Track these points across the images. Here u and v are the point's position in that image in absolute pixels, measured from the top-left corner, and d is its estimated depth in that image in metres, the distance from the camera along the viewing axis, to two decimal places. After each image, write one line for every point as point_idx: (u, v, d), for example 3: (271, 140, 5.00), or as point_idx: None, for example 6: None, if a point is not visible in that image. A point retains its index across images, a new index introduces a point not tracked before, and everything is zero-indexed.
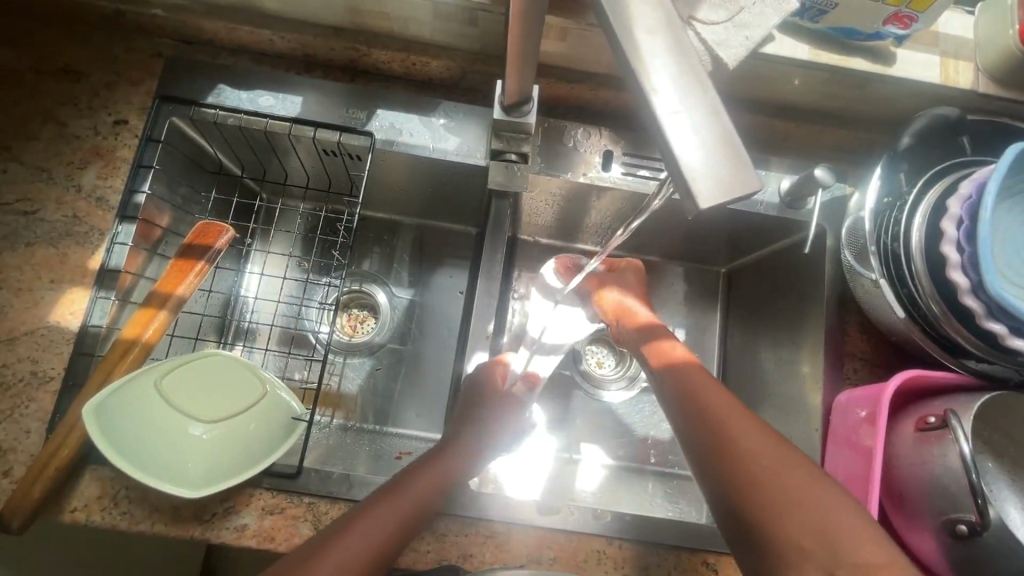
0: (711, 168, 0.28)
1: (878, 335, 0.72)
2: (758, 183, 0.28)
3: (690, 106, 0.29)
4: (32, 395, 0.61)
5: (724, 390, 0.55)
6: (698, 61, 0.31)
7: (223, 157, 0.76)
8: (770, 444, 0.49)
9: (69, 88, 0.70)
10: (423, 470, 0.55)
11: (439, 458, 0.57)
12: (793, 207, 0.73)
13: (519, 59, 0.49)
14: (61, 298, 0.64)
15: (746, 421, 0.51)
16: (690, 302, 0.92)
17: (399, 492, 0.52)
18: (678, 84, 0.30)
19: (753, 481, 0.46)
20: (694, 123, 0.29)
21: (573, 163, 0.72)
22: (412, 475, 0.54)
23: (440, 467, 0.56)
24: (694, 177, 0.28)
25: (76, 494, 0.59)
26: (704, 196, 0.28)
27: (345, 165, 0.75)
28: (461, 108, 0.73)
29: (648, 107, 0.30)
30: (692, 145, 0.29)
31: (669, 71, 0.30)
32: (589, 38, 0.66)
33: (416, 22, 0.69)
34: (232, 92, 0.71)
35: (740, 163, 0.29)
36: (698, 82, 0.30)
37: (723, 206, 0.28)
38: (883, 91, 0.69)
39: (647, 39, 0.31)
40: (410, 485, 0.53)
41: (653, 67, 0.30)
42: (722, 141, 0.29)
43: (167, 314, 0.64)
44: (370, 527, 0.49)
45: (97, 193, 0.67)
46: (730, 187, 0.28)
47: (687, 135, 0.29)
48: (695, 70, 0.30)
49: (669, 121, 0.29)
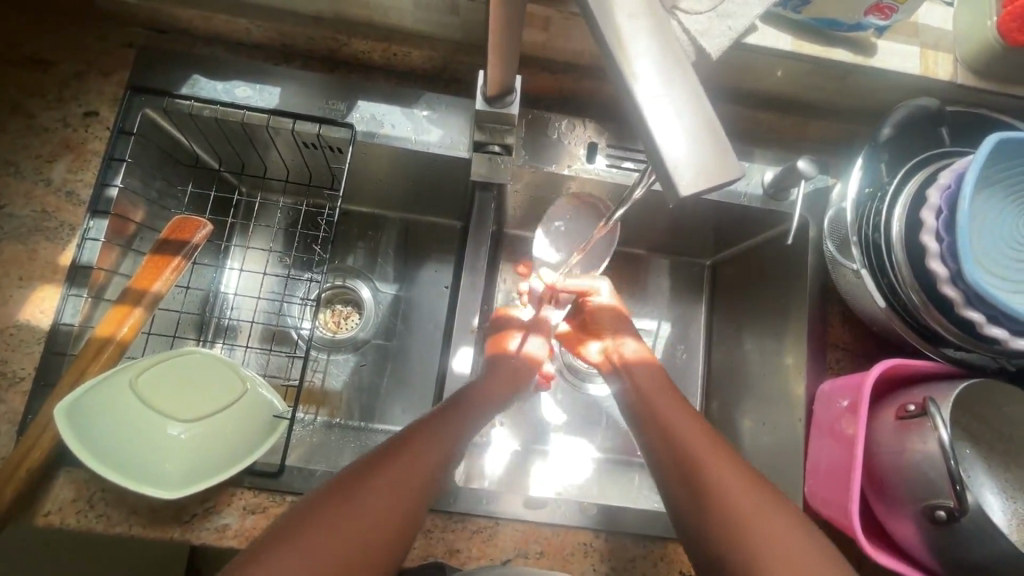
0: (693, 154, 0.28)
1: (860, 326, 0.72)
2: (739, 169, 0.28)
3: (672, 93, 0.29)
4: (2, 396, 0.59)
5: (696, 420, 0.55)
6: (679, 47, 0.30)
7: (200, 149, 0.74)
8: (736, 469, 0.49)
9: (37, 78, 0.68)
10: (408, 443, 0.50)
11: (429, 430, 0.52)
12: (776, 198, 0.73)
13: (500, 48, 0.49)
14: (31, 296, 0.62)
15: (712, 442, 0.52)
16: (675, 295, 0.92)
17: (386, 466, 0.48)
18: (660, 69, 0.29)
19: (732, 518, 0.46)
20: (676, 110, 0.28)
21: (558, 155, 0.71)
22: (400, 450, 0.50)
23: (435, 442, 0.51)
24: (675, 165, 0.28)
25: (50, 497, 0.57)
26: (686, 182, 0.28)
27: (325, 158, 0.74)
28: (444, 99, 0.72)
29: (630, 92, 0.29)
30: (673, 133, 0.28)
31: (651, 55, 0.29)
32: (572, 27, 0.65)
33: (397, 11, 0.68)
34: (207, 83, 0.69)
35: (722, 150, 0.28)
36: (678, 68, 0.29)
37: (704, 194, 0.28)
38: (865, 82, 0.69)
39: (627, 20, 0.30)
40: (387, 468, 0.47)
41: (634, 53, 0.30)
42: (704, 129, 0.28)
43: (143, 311, 0.63)
44: (365, 514, 0.44)
45: (67, 187, 0.65)
46: (713, 173, 0.28)
47: (668, 121, 0.28)
48: (678, 57, 0.30)
49: (650, 107, 0.28)
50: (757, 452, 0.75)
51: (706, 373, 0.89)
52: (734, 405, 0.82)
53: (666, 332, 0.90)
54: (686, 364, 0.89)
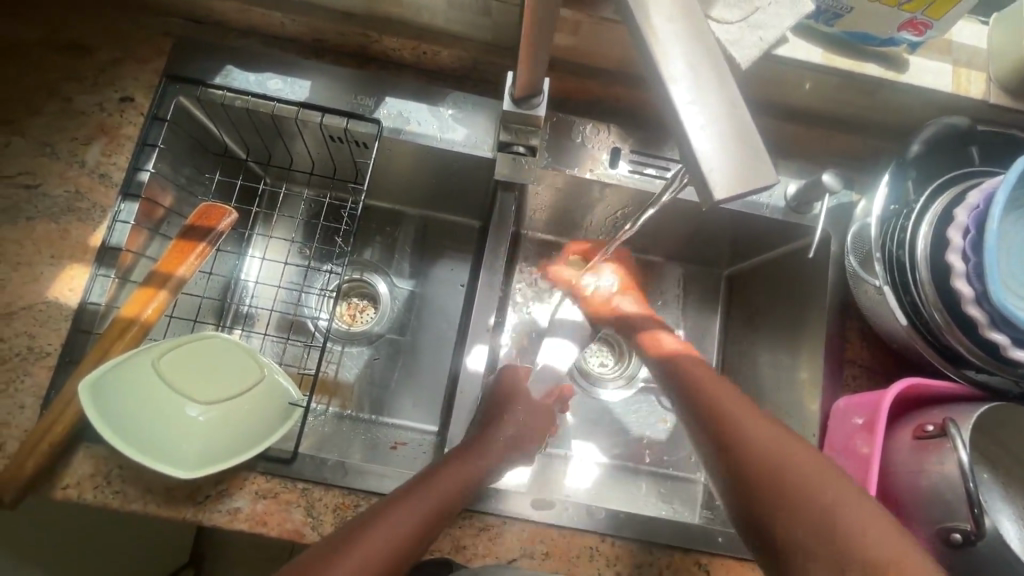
0: (726, 159, 0.28)
1: (879, 344, 0.71)
2: (774, 176, 0.28)
3: (708, 98, 0.29)
4: (27, 369, 0.61)
5: (736, 396, 0.58)
6: (714, 51, 0.30)
7: (229, 139, 0.76)
8: (769, 432, 0.51)
9: (76, 64, 0.70)
10: (430, 476, 0.56)
11: (429, 482, 0.55)
12: (799, 211, 0.73)
13: (532, 50, 0.49)
14: (61, 274, 0.63)
15: (750, 411, 0.55)
16: (691, 303, 0.91)
17: (412, 499, 0.53)
18: (695, 74, 0.30)
19: (760, 479, 0.48)
20: (710, 115, 0.29)
21: (580, 158, 0.71)
22: (410, 493, 0.54)
23: (439, 482, 0.55)
24: (709, 169, 0.28)
25: (69, 471, 0.59)
26: (720, 186, 0.28)
27: (350, 152, 0.75)
28: (470, 99, 0.73)
29: (666, 96, 0.29)
30: (707, 138, 0.28)
31: (686, 60, 0.30)
32: (603, 32, 0.65)
33: (429, 10, 0.69)
34: (240, 74, 0.70)
35: (757, 155, 0.28)
36: (714, 73, 0.30)
37: (736, 200, 0.28)
38: (895, 98, 0.69)
39: (660, 26, 0.30)
40: (411, 499, 0.53)
41: (670, 56, 0.30)
42: (740, 134, 0.28)
43: (167, 294, 0.64)
44: (385, 539, 0.49)
45: (100, 170, 0.67)
46: (747, 179, 0.28)
47: (701, 127, 0.28)
48: (714, 62, 0.30)
49: (684, 112, 0.29)
50: None
51: None
52: None
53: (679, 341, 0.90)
54: None
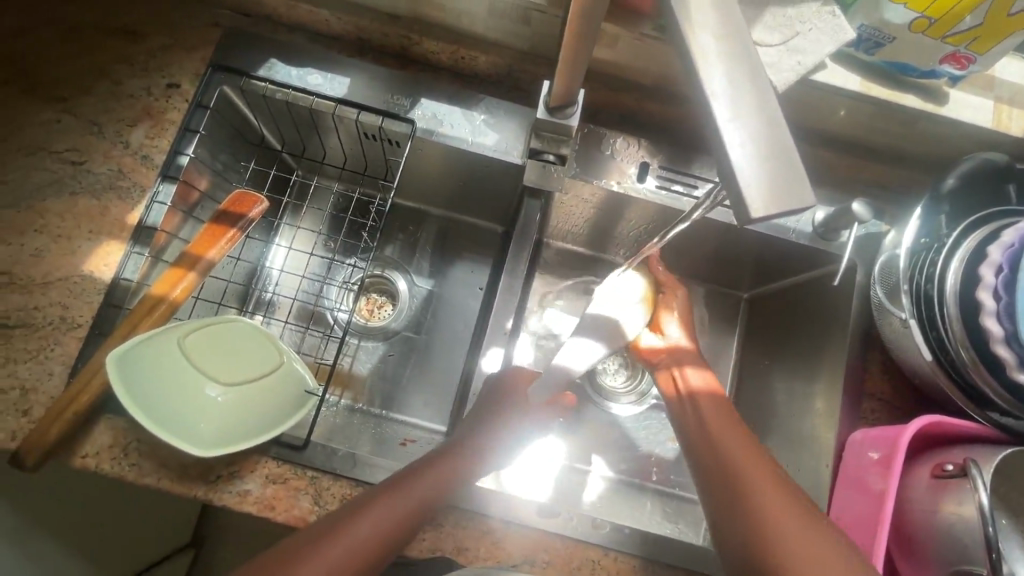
0: (765, 178, 0.28)
1: (901, 379, 0.70)
2: (812, 198, 0.28)
3: (750, 116, 0.29)
4: (58, 338, 0.63)
5: (747, 441, 0.58)
6: (756, 71, 0.30)
7: (266, 130, 0.78)
8: (776, 487, 0.53)
9: (127, 48, 0.72)
10: (428, 465, 0.58)
11: (404, 483, 0.55)
12: (826, 238, 0.73)
13: (572, 58, 0.50)
14: (98, 249, 0.65)
15: (756, 459, 0.56)
16: (708, 324, 0.91)
17: (406, 486, 0.55)
18: (739, 92, 0.30)
19: (764, 534, 0.50)
20: (752, 133, 0.29)
21: (607, 171, 0.71)
22: (405, 479, 0.56)
23: (416, 485, 0.56)
24: (747, 186, 0.28)
25: (89, 441, 0.60)
26: (757, 205, 0.28)
27: (383, 150, 0.76)
28: (504, 105, 0.74)
29: (708, 113, 0.30)
30: (746, 156, 0.28)
31: (731, 77, 0.30)
32: (641, 47, 0.66)
33: (471, 17, 0.70)
34: (283, 68, 0.72)
35: (796, 176, 0.28)
36: (755, 93, 0.30)
37: (773, 218, 0.28)
38: (933, 130, 0.68)
39: (701, 44, 0.31)
40: (404, 486, 0.55)
41: (715, 72, 0.30)
42: (781, 154, 0.28)
43: (196, 276, 0.66)
44: (373, 525, 0.52)
45: (142, 151, 0.69)
46: (785, 199, 0.28)
47: (742, 144, 0.29)
48: (758, 81, 0.30)
49: (725, 129, 0.29)
50: None
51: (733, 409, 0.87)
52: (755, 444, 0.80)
53: None
54: None
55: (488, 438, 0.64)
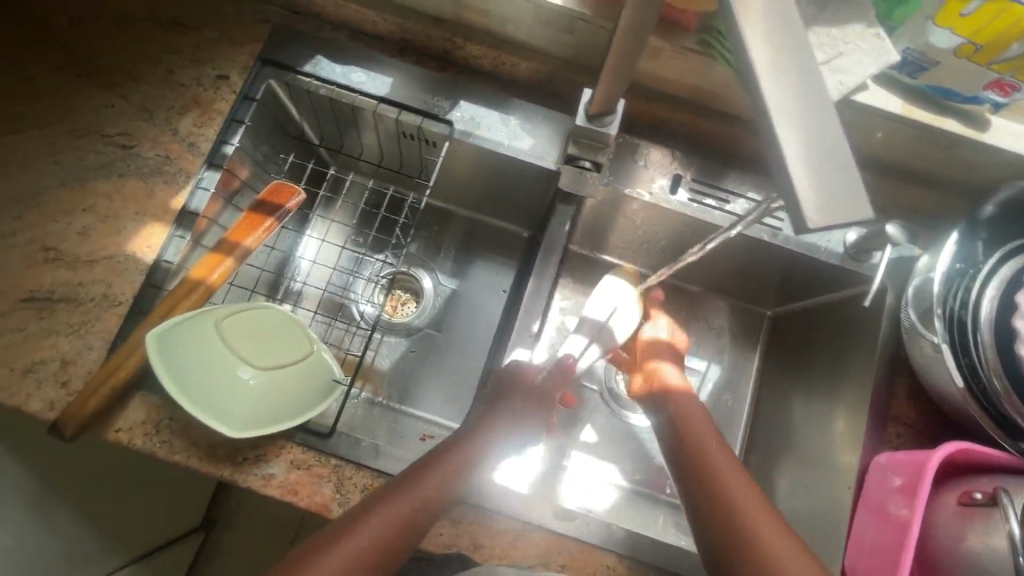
0: (822, 188, 0.29)
1: (928, 405, 0.69)
2: (869, 210, 0.29)
3: (809, 126, 0.29)
4: (100, 315, 0.65)
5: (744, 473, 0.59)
6: (816, 83, 0.31)
7: (307, 125, 0.80)
8: (775, 526, 0.53)
9: (180, 38, 0.74)
10: (433, 463, 0.58)
11: (404, 487, 0.56)
12: (857, 259, 0.73)
13: (617, 64, 0.51)
14: (142, 230, 0.68)
15: (755, 492, 0.57)
16: (730, 339, 0.91)
17: (414, 485, 0.56)
18: (798, 100, 0.30)
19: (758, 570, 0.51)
20: (809, 143, 0.29)
21: (639, 181, 0.72)
22: (413, 478, 0.57)
23: (418, 487, 0.56)
24: (804, 195, 0.28)
25: (124, 415, 0.62)
26: (813, 215, 0.28)
27: (420, 149, 0.78)
28: (541, 111, 0.75)
29: (767, 122, 0.30)
30: (803, 165, 0.29)
31: (793, 84, 0.30)
32: (683, 60, 0.67)
33: (516, 23, 0.71)
34: (328, 64, 0.74)
35: (853, 190, 0.29)
36: (813, 103, 0.30)
37: (828, 229, 0.29)
38: (973, 156, 0.68)
39: (762, 52, 0.31)
40: (411, 486, 0.56)
41: (776, 79, 0.30)
42: (838, 166, 0.29)
43: (233, 262, 0.68)
44: (381, 526, 0.53)
45: (189, 139, 0.71)
46: (841, 210, 0.28)
47: (800, 152, 0.29)
48: (819, 91, 0.30)
49: (784, 138, 0.29)
50: (793, 516, 0.73)
51: (750, 425, 0.87)
52: (773, 462, 0.80)
53: (714, 375, 0.88)
54: (730, 410, 0.87)
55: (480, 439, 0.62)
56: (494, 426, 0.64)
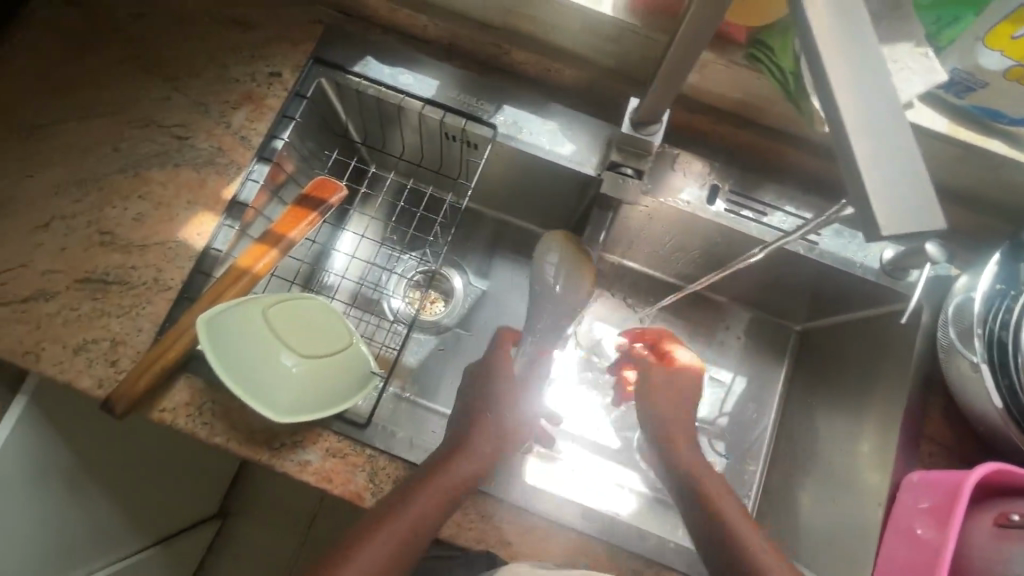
0: (893, 197, 0.29)
1: (961, 426, 0.69)
2: (940, 220, 0.29)
3: (881, 137, 0.30)
4: (150, 298, 0.67)
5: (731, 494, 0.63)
6: (888, 94, 0.31)
7: (351, 123, 0.82)
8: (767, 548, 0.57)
9: (237, 36, 0.77)
10: (450, 458, 0.60)
11: (425, 482, 0.58)
12: (893, 276, 0.73)
13: (671, 72, 0.52)
14: (193, 218, 0.70)
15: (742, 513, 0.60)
16: (757, 352, 0.91)
17: (435, 479, 0.58)
18: (869, 110, 0.31)
19: None
20: (880, 152, 0.30)
21: (676, 190, 0.73)
22: (433, 471, 0.59)
23: (438, 480, 0.58)
24: (876, 202, 0.29)
25: (168, 396, 0.64)
26: (884, 222, 0.29)
27: (461, 151, 0.80)
28: (582, 118, 0.76)
29: (842, 132, 0.30)
30: (875, 174, 0.30)
31: (865, 95, 0.31)
32: (728, 73, 0.68)
33: (564, 31, 0.73)
34: (377, 65, 0.77)
35: (924, 199, 0.29)
36: (885, 114, 0.31)
37: (898, 237, 0.29)
38: (1017, 178, 0.68)
39: (837, 65, 0.31)
40: (432, 481, 0.58)
41: (849, 88, 0.31)
42: (910, 177, 0.30)
43: (277, 253, 0.70)
44: (407, 521, 0.56)
45: (242, 132, 0.74)
46: (912, 219, 0.29)
47: (872, 161, 0.30)
48: (890, 102, 0.31)
49: (857, 146, 0.30)
50: (819, 531, 0.73)
51: (774, 439, 0.87)
52: (798, 476, 0.80)
53: (740, 387, 0.89)
54: (755, 423, 0.87)
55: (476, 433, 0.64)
56: (484, 420, 0.65)
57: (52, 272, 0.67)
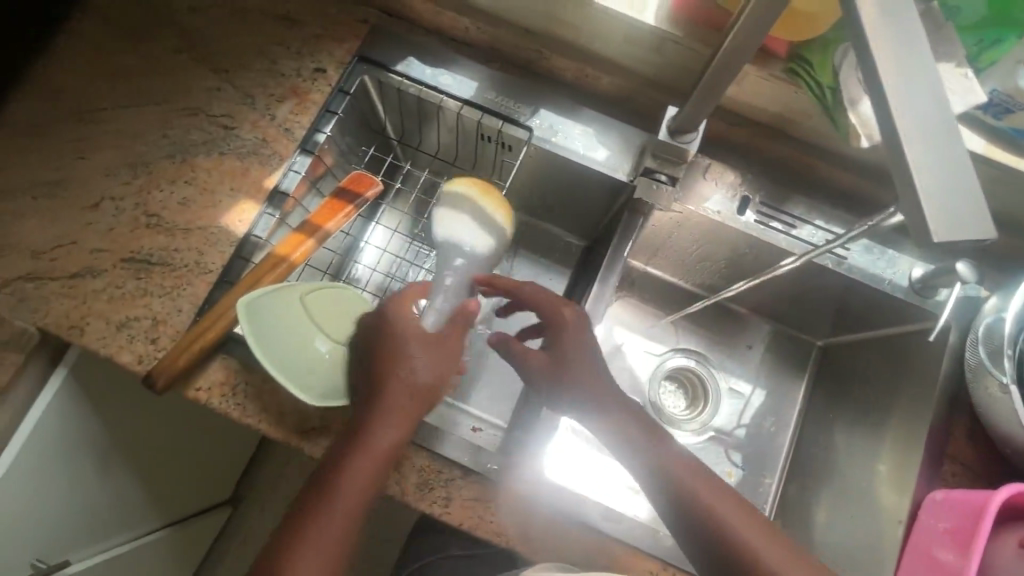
0: (945, 205, 0.30)
1: (986, 448, 0.68)
2: (991, 231, 0.30)
3: (936, 146, 0.31)
4: (190, 280, 0.69)
5: (733, 503, 0.56)
6: (943, 104, 0.32)
7: (389, 120, 0.84)
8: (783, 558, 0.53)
9: (286, 32, 0.80)
10: (350, 449, 0.56)
11: (334, 482, 0.54)
12: (922, 294, 0.73)
13: (714, 82, 0.54)
14: (235, 205, 0.72)
15: (753, 529, 0.55)
16: (777, 365, 0.91)
17: (345, 475, 0.55)
18: (925, 120, 0.32)
19: None
20: (935, 160, 0.31)
21: (707, 199, 0.74)
22: (339, 467, 0.55)
23: (349, 477, 0.55)
24: (928, 210, 0.30)
25: (204, 376, 0.66)
26: (935, 228, 0.30)
27: (495, 152, 0.81)
28: (615, 125, 0.77)
29: (897, 145, 0.31)
30: (929, 182, 0.31)
31: (922, 105, 0.32)
32: (766, 86, 0.69)
33: (604, 39, 0.75)
34: (418, 65, 0.79)
35: (975, 210, 0.30)
36: (939, 125, 0.32)
37: (947, 244, 0.30)
38: None
39: (893, 75, 0.32)
40: (343, 476, 0.55)
41: (906, 97, 0.32)
42: (962, 187, 0.31)
43: (313, 243, 0.72)
44: (331, 525, 0.53)
45: (286, 125, 0.76)
46: (963, 228, 0.30)
47: (927, 169, 0.31)
48: (946, 113, 0.32)
49: (912, 154, 0.31)
50: (835, 546, 0.73)
51: (791, 453, 0.86)
52: (815, 490, 0.80)
53: (758, 400, 0.89)
54: (772, 436, 0.87)
55: (374, 401, 0.58)
56: (369, 395, 0.59)
57: (99, 251, 0.69)
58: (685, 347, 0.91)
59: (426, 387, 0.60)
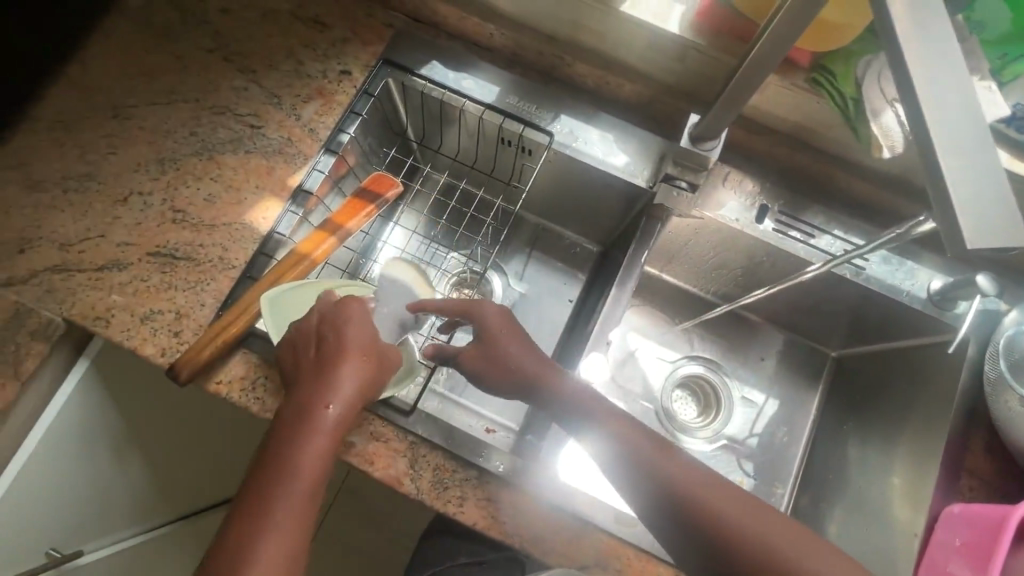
0: (978, 213, 0.31)
1: (1005, 462, 0.68)
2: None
3: (970, 155, 0.32)
4: (214, 275, 0.70)
5: (742, 508, 0.54)
6: (977, 114, 0.33)
7: (410, 123, 0.86)
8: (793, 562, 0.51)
9: (313, 34, 0.81)
10: (290, 438, 0.52)
11: (278, 476, 0.50)
12: (940, 306, 0.73)
13: (738, 92, 0.54)
14: (259, 203, 0.74)
15: (768, 533, 0.52)
16: (791, 374, 0.91)
17: (289, 469, 0.51)
18: (960, 130, 0.32)
19: None
20: (968, 168, 0.32)
21: (725, 206, 0.74)
22: (280, 459, 0.51)
23: (294, 470, 0.51)
24: (961, 218, 0.31)
25: (225, 369, 0.67)
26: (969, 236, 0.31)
27: (515, 157, 0.82)
28: (635, 132, 0.78)
29: (930, 154, 0.32)
30: (962, 191, 0.31)
31: (957, 114, 0.32)
32: (788, 96, 0.69)
33: (627, 47, 0.76)
34: (442, 70, 0.80)
35: (1010, 220, 0.31)
36: (973, 135, 0.32)
37: (980, 251, 0.31)
38: None
39: (926, 83, 0.33)
40: (287, 468, 0.51)
41: (940, 107, 0.32)
42: (995, 196, 0.31)
43: (335, 241, 0.73)
44: (280, 521, 0.49)
45: (310, 125, 0.77)
46: (997, 237, 0.31)
47: (962, 178, 0.31)
48: (980, 123, 0.32)
49: (946, 162, 0.31)
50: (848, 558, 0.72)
51: (804, 463, 0.86)
52: (829, 501, 0.79)
53: (772, 409, 0.88)
54: (785, 446, 0.87)
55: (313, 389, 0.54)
56: (306, 382, 0.55)
57: (126, 244, 0.70)
58: (698, 354, 0.91)
59: (368, 373, 0.57)
